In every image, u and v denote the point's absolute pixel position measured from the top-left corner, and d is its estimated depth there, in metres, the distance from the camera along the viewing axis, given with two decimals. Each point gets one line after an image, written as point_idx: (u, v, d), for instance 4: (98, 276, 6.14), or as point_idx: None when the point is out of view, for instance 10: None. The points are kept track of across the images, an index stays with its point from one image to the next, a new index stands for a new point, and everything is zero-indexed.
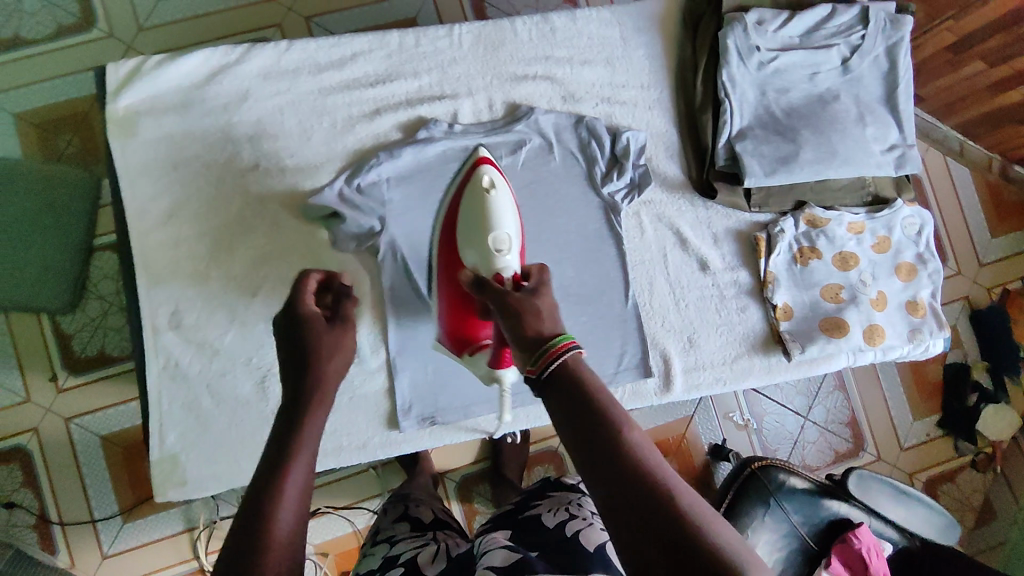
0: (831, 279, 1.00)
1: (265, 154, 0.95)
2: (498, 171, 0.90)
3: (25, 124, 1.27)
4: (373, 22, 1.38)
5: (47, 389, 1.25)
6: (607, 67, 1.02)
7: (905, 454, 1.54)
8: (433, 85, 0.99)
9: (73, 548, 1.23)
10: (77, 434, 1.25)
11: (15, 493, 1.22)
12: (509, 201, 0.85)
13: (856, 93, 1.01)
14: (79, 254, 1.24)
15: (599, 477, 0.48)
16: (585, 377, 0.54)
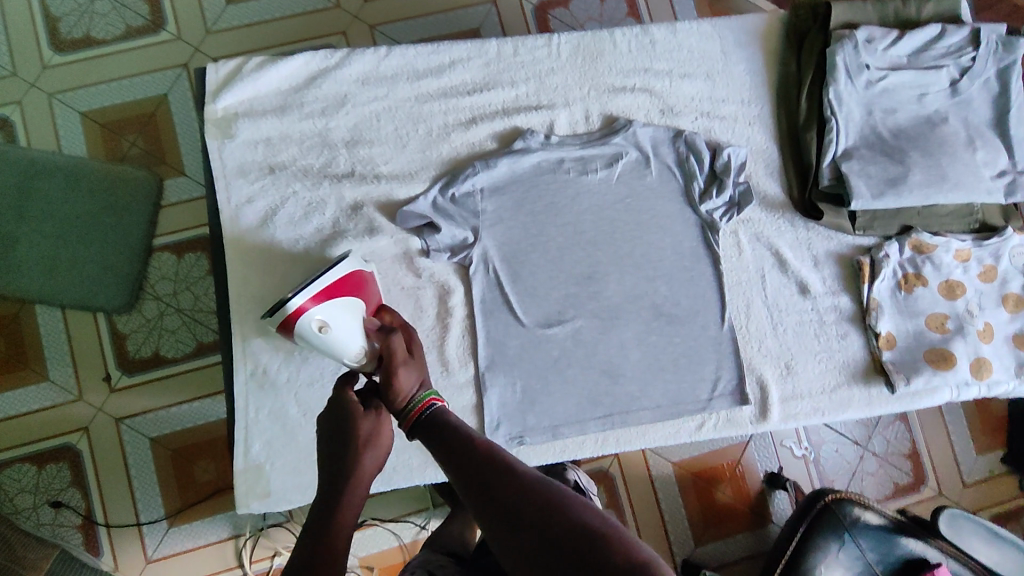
0: (936, 307, 0.96)
1: (360, 160, 0.94)
2: (323, 292, 0.72)
3: (91, 123, 1.26)
4: (436, 32, 1.36)
5: (100, 389, 1.22)
6: (708, 81, 0.99)
7: (967, 490, 1.48)
8: (530, 95, 0.97)
9: (118, 550, 1.19)
10: (128, 435, 1.22)
11: (63, 492, 1.19)
12: (350, 320, 0.72)
13: (965, 115, 0.98)
14: (138, 251, 1.23)
15: (484, 506, 0.53)
16: (448, 423, 0.61)
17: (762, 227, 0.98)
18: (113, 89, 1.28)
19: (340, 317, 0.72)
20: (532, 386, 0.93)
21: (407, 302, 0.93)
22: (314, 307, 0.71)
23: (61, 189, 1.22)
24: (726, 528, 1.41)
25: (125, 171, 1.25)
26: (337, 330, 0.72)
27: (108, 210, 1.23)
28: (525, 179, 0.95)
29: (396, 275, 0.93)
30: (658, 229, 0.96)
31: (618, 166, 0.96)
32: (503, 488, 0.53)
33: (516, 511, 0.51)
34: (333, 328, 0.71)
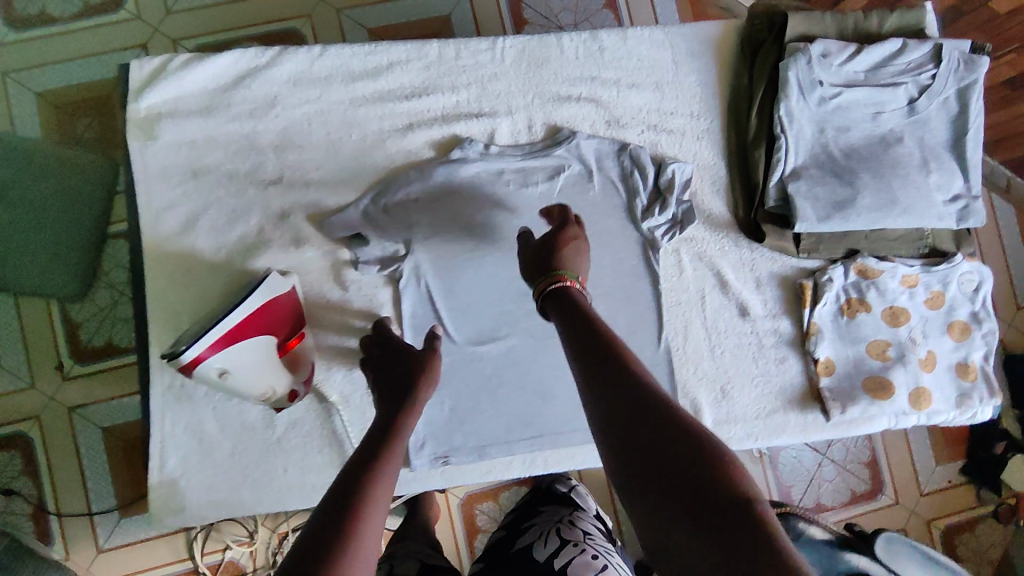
0: (878, 334, 0.95)
1: (289, 166, 0.90)
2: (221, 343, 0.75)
3: (45, 103, 1.19)
4: (405, 18, 1.30)
5: (53, 376, 1.18)
6: (656, 92, 0.95)
7: (925, 499, 1.49)
8: (471, 101, 0.93)
9: (70, 540, 1.17)
10: (80, 423, 1.19)
11: (14, 480, 1.16)
12: (248, 364, 0.78)
13: (921, 136, 0.93)
14: (91, 240, 1.18)
15: (597, 391, 0.52)
16: (582, 309, 0.63)
17: (702, 249, 0.95)
18: (64, 71, 1.20)
19: (239, 365, 0.77)
20: (460, 406, 0.92)
21: (333, 316, 0.91)
22: (213, 358, 0.74)
23: (8, 173, 1.15)
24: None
25: (76, 155, 1.18)
26: (236, 371, 0.78)
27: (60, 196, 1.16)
28: (461, 191, 0.91)
29: (323, 288, 0.91)
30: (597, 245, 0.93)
31: (558, 179, 0.93)
32: (617, 378, 0.51)
33: (624, 404, 0.49)
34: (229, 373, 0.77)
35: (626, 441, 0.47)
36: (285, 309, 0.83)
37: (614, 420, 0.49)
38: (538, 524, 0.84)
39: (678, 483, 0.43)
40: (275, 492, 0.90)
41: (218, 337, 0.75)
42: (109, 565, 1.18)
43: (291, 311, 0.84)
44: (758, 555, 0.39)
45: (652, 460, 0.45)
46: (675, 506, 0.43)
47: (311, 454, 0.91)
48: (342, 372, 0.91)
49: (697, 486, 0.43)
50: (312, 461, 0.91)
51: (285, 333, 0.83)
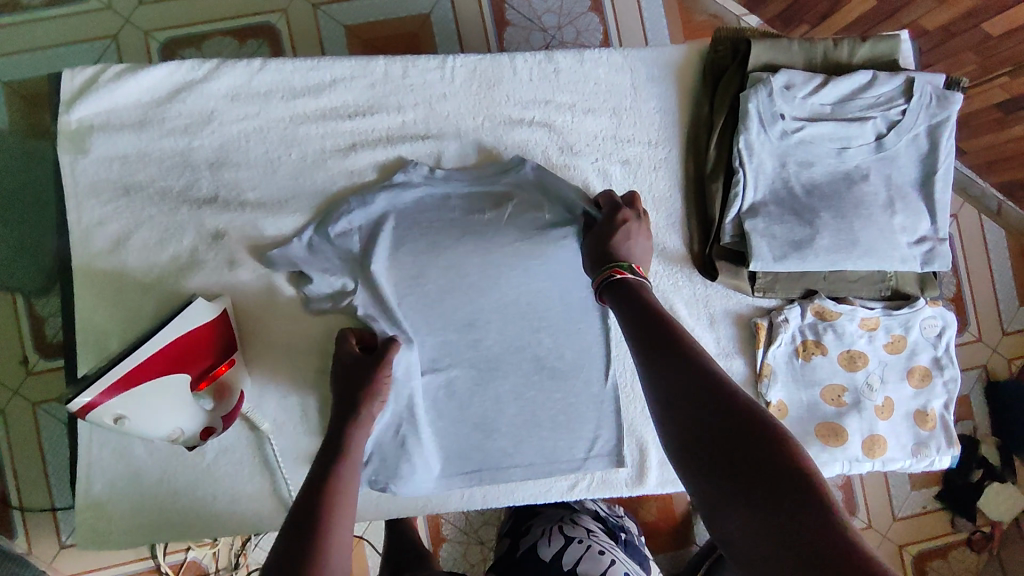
0: (834, 378, 0.91)
1: (225, 185, 0.87)
2: (116, 389, 0.70)
3: (12, 93, 1.13)
4: (382, 14, 1.23)
5: (16, 371, 1.16)
6: (613, 118, 0.92)
7: (898, 524, 1.46)
8: (418, 122, 0.89)
9: (32, 535, 1.17)
10: (44, 421, 1.17)
11: None
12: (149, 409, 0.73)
13: (887, 173, 0.89)
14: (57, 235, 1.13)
15: (658, 376, 0.56)
16: (643, 293, 0.67)
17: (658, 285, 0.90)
18: (30, 61, 1.14)
19: (139, 410, 0.73)
20: None
21: (266, 342, 0.88)
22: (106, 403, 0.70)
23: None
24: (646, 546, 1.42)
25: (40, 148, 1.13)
26: (136, 415, 0.73)
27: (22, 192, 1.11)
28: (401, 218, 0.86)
29: (257, 312, 0.87)
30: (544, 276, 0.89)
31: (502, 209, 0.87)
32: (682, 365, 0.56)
33: (687, 391, 0.54)
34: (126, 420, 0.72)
35: (694, 422, 0.52)
36: (199, 344, 0.77)
37: (678, 401, 0.54)
38: (539, 518, 0.98)
39: (736, 462, 0.48)
40: (205, 518, 0.87)
41: (113, 383, 0.70)
42: (73, 560, 1.19)
43: (208, 342, 0.78)
44: (812, 528, 0.43)
45: (725, 453, 0.49)
46: (730, 482, 0.48)
47: (242, 481, 0.88)
48: (276, 399, 0.88)
49: (753, 465, 0.47)
50: (243, 489, 0.88)
51: (199, 367, 0.77)
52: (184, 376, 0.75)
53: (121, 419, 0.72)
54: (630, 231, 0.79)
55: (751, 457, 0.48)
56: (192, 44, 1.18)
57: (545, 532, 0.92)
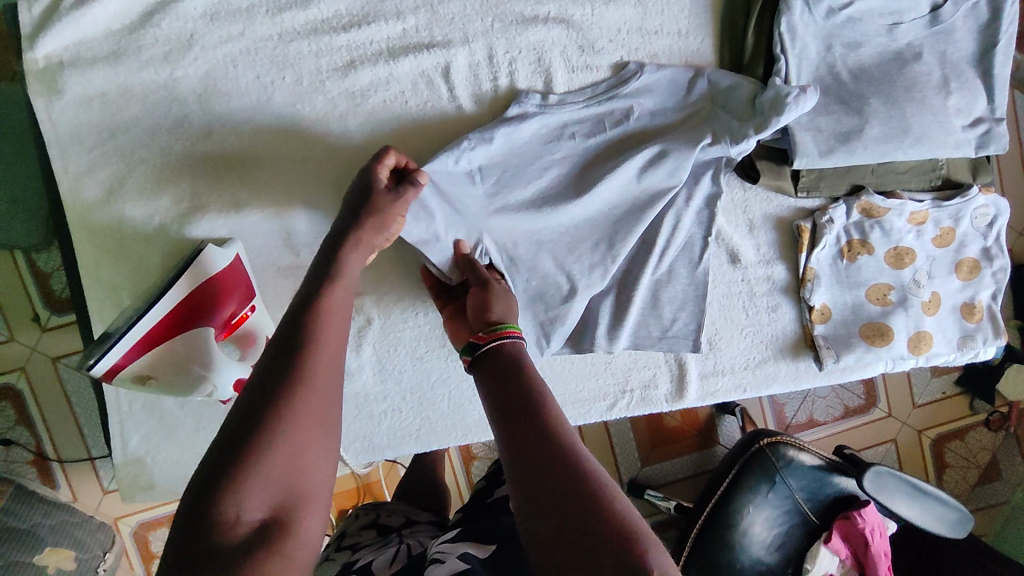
0: (880, 277, 0.87)
1: (217, 117, 0.79)
2: (130, 355, 0.68)
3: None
4: None
5: (30, 329, 1.13)
6: (637, 6, 0.82)
7: (916, 411, 1.51)
8: (420, 29, 0.80)
9: (75, 482, 1.19)
10: (68, 373, 1.16)
11: (10, 431, 1.15)
12: (173, 369, 0.72)
13: (943, 49, 0.81)
14: None
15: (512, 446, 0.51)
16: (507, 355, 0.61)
17: (700, 188, 0.83)
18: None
19: (164, 372, 0.72)
20: (428, 378, 0.87)
21: (286, 283, 0.84)
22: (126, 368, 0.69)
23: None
24: (670, 451, 1.44)
25: None
26: (163, 376, 0.72)
27: None
28: (417, 146, 0.83)
29: (272, 254, 0.83)
30: (558, 186, 0.81)
31: (510, 112, 0.79)
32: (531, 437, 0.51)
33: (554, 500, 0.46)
34: (154, 379, 0.72)
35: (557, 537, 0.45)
36: (215, 293, 0.73)
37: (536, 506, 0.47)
38: None
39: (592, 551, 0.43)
40: None
41: (133, 346, 0.68)
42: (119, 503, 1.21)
43: (223, 290, 0.74)
44: None
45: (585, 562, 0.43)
46: None
47: None
48: None
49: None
50: None
51: (217, 320, 0.74)
52: (206, 328, 0.72)
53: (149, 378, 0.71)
54: (770, 109, 0.74)
55: (603, 546, 0.43)
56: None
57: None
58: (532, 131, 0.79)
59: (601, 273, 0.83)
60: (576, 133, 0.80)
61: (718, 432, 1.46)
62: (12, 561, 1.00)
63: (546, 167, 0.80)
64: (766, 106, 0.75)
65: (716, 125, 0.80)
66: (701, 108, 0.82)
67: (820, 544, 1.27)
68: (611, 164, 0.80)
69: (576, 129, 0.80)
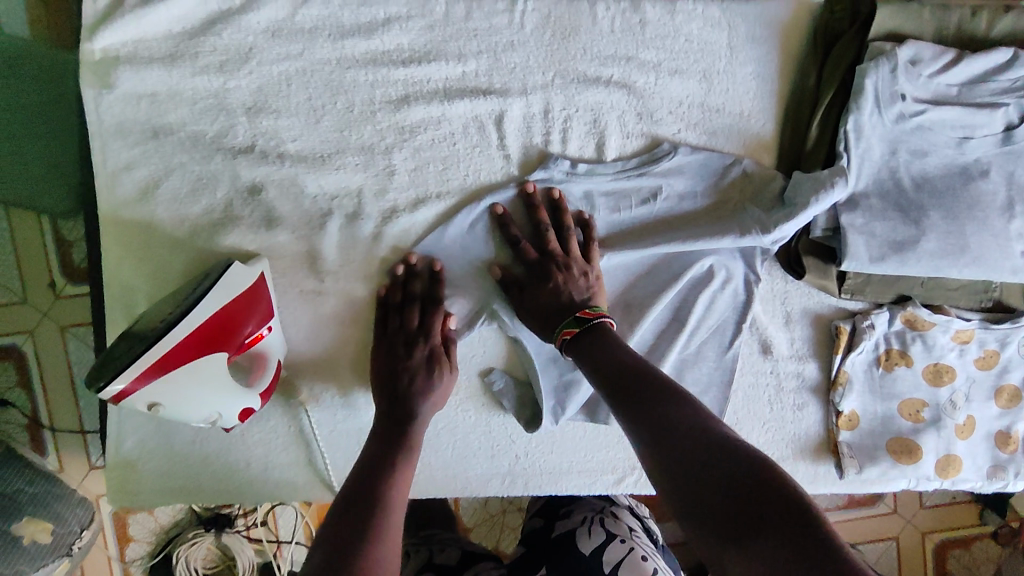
0: (915, 392, 0.83)
1: (262, 133, 0.78)
2: (140, 382, 0.64)
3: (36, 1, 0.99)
4: None
5: (45, 294, 1.13)
6: (702, 82, 0.80)
7: (923, 513, 1.45)
8: (479, 74, 0.79)
9: (63, 454, 1.16)
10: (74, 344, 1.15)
11: (8, 391, 1.13)
12: (185, 400, 0.69)
13: (1012, 170, 0.78)
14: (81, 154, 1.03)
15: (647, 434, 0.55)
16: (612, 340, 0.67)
17: (739, 272, 0.81)
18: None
19: (172, 399, 0.68)
20: (435, 424, 0.83)
21: (303, 307, 0.81)
22: (137, 393, 0.64)
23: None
24: None
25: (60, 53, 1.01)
26: (170, 402, 0.68)
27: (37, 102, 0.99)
28: (457, 188, 0.81)
29: (294, 275, 0.80)
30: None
31: (535, 175, 0.79)
32: (663, 410, 0.55)
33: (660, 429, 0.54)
34: (160, 406, 0.68)
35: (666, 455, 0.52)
36: (233, 317, 0.70)
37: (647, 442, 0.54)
38: (577, 511, 0.88)
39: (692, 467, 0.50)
40: (235, 486, 0.84)
41: (143, 371, 0.63)
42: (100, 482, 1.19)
43: (243, 315, 0.71)
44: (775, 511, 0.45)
45: (693, 471, 0.50)
46: (712, 491, 0.49)
47: (276, 449, 0.83)
48: (313, 368, 0.82)
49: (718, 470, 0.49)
50: (277, 457, 0.83)
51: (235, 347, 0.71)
52: (219, 354, 0.69)
53: (155, 404, 0.67)
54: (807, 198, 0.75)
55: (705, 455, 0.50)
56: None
57: (586, 521, 0.85)
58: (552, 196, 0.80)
59: None
60: (601, 205, 0.80)
61: None
62: None
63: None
64: (793, 196, 0.77)
65: (746, 218, 0.78)
66: (733, 195, 0.81)
67: None
68: (630, 244, 0.80)
69: (602, 202, 0.80)
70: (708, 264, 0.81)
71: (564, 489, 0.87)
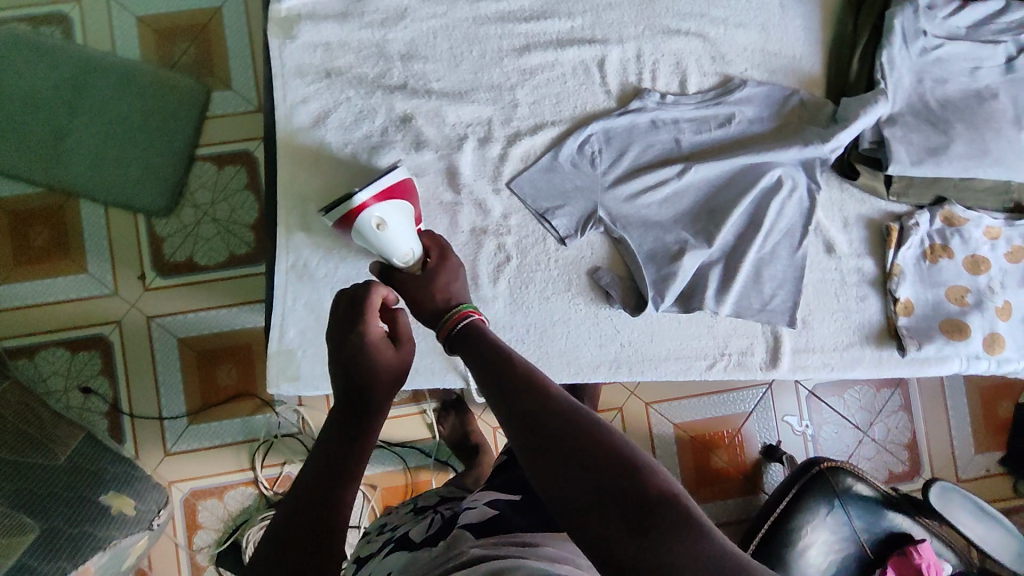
0: (958, 280, 0.98)
1: (413, 74, 0.97)
2: (377, 196, 0.83)
3: (145, 28, 1.26)
4: None
5: (134, 286, 1.26)
6: (761, 33, 1.00)
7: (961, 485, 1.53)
8: (585, 28, 0.99)
9: (139, 439, 1.26)
10: (157, 333, 1.27)
11: (93, 379, 1.25)
12: (403, 225, 0.82)
13: (1016, 93, 0.97)
14: (180, 159, 1.25)
15: (520, 435, 0.50)
16: (488, 339, 0.61)
17: (803, 181, 0.98)
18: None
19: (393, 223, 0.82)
20: (552, 316, 0.97)
21: (444, 216, 0.97)
22: (375, 204, 0.82)
23: (114, 92, 1.23)
24: (716, 492, 1.47)
25: (173, 78, 1.25)
26: (391, 228, 0.81)
27: (154, 115, 1.24)
28: (568, 118, 0.98)
29: (436, 188, 0.96)
30: (656, 160, 0.98)
31: (632, 105, 0.98)
32: (529, 394, 0.52)
33: (524, 412, 0.51)
34: (386, 222, 0.81)
35: (530, 438, 0.50)
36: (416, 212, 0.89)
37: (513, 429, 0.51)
38: None
39: (553, 452, 0.48)
40: None
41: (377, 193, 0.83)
42: (176, 467, 1.27)
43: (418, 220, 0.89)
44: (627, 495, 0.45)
45: (556, 456, 0.48)
46: (572, 478, 0.47)
47: None
48: None
49: (578, 456, 0.47)
50: None
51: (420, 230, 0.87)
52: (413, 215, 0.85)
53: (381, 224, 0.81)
54: (856, 113, 0.94)
55: (568, 440, 0.48)
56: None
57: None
58: (645, 121, 0.98)
59: (712, 240, 0.96)
60: (685, 128, 0.98)
61: (764, 482, 1.48)
62: (82, 495, 1.03)
63: (650, 146, 0.98)
64: (841, 115, 0.95)
65: (807, 134, 0.96)
66: (793, 119, 0.99)
67: None
68: (713, 158, 0.97)
69: (687, 126, 0.98)
70: (776, 175, 0.97)
71: (665, 375, 0.99)
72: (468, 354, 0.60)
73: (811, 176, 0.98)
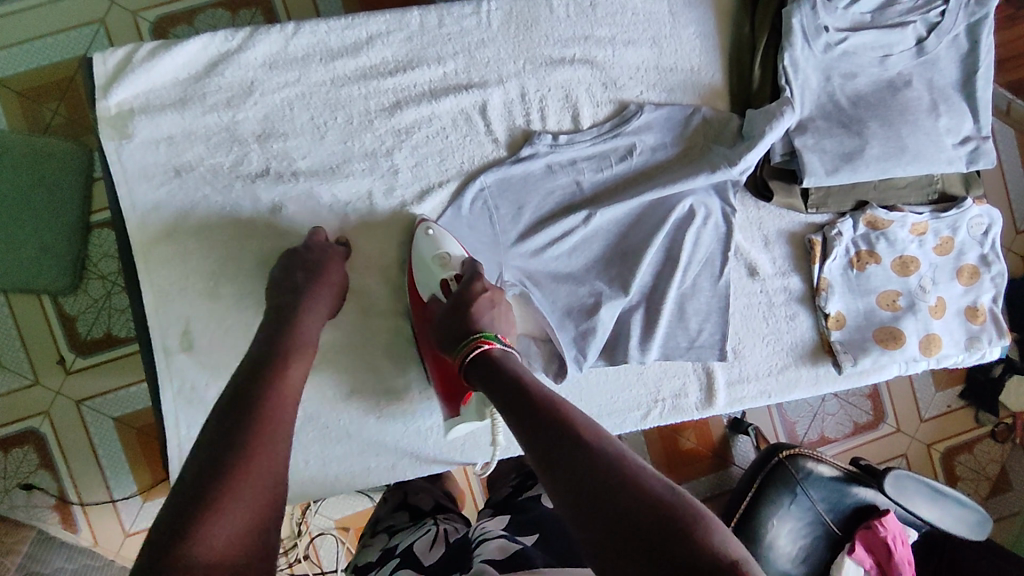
0: (888, 284, 0.94)
1: (275, 155, 0.86)
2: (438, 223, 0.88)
3: (4, 92, 1.09)
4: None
5: (54, 372, 1.13)
6: (654, 48, 0.91)
7: (924, 425, 1.50)
8: (460, 72, 0.89)
9: (95, 524, 1.14)
10: (90, 416, 1.14)
11: (32, 475, 1.12)
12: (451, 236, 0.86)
13: (929, 77, 0.90)
14: (75, 230, 1.10)
15: (532, 433, 0.60)
16: (506, 360, 0.72)
17: (716, 208, 0.91)
18: (20, 54, 1.10)
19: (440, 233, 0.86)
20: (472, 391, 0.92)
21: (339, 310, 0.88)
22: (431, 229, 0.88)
23: None
24: (690, 471, 1.42)
25: (42, 143, 1.08)
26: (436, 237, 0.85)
27: (35, 188, 1.07)
28: (457, 177, 0.89)
29: None
30: (559, 207, 0.90)
31: (523, 152, 0.89)
32: (542, 408, 0.62)
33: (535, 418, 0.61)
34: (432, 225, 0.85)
35: (540, 435, 0.59)
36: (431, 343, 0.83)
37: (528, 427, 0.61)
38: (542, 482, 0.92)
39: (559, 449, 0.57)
40: (299, 485, 0.91)
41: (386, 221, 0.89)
42: (140, 546, 1.16)
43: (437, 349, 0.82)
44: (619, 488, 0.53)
45: (560, 452, 0.57)
46: (571, 468, 0.55)
47: (331, 445, 0.90)
48: (354, 360, 0.89)
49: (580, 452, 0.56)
50: (333, 452, 0.90)
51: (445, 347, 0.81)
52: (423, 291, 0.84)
53: (428, 223, 0.85)
54: (767, 125, 0.85)
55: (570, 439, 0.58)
56: (185, 20, 1.14)
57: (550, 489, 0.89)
58: (540, 167, 0.89)
59: (628, 287, 0.90)
60: (586, 167, 0.90)
61: (733, 452, 1.44)
62: None
63: (550, 192, 0.90)
64: (745, 131, 0.88)
65: (714, 157, 0.89)
66: (697, 140, 0.91)
67: (844, 556, 1.24)
68: (616, 198, 0.89)
69: (585, 165, 0.90)
70: (688, 204, 0.90)
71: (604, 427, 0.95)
72: (483, 377, 0.71)
73: (726, 194, 0.91)
